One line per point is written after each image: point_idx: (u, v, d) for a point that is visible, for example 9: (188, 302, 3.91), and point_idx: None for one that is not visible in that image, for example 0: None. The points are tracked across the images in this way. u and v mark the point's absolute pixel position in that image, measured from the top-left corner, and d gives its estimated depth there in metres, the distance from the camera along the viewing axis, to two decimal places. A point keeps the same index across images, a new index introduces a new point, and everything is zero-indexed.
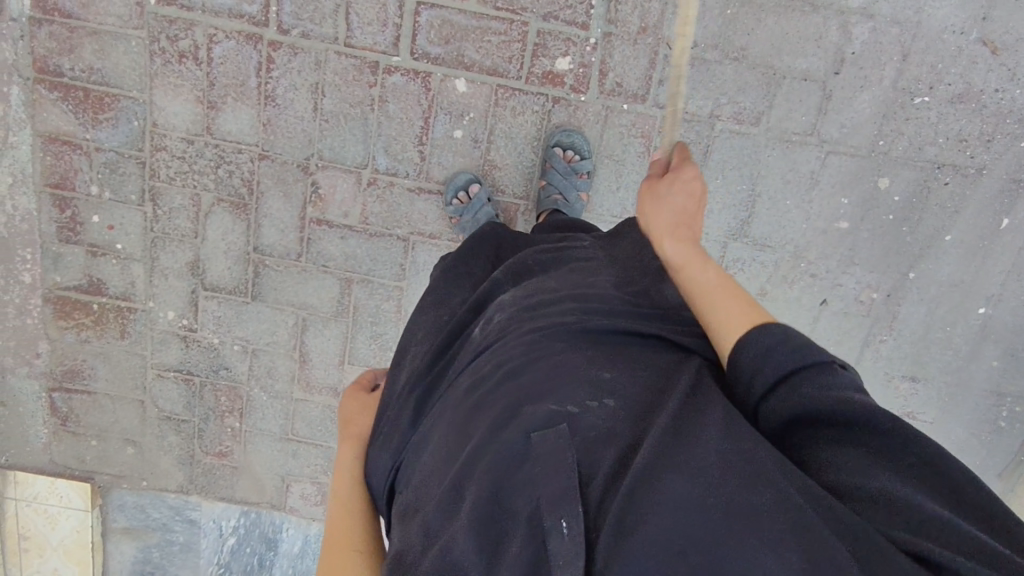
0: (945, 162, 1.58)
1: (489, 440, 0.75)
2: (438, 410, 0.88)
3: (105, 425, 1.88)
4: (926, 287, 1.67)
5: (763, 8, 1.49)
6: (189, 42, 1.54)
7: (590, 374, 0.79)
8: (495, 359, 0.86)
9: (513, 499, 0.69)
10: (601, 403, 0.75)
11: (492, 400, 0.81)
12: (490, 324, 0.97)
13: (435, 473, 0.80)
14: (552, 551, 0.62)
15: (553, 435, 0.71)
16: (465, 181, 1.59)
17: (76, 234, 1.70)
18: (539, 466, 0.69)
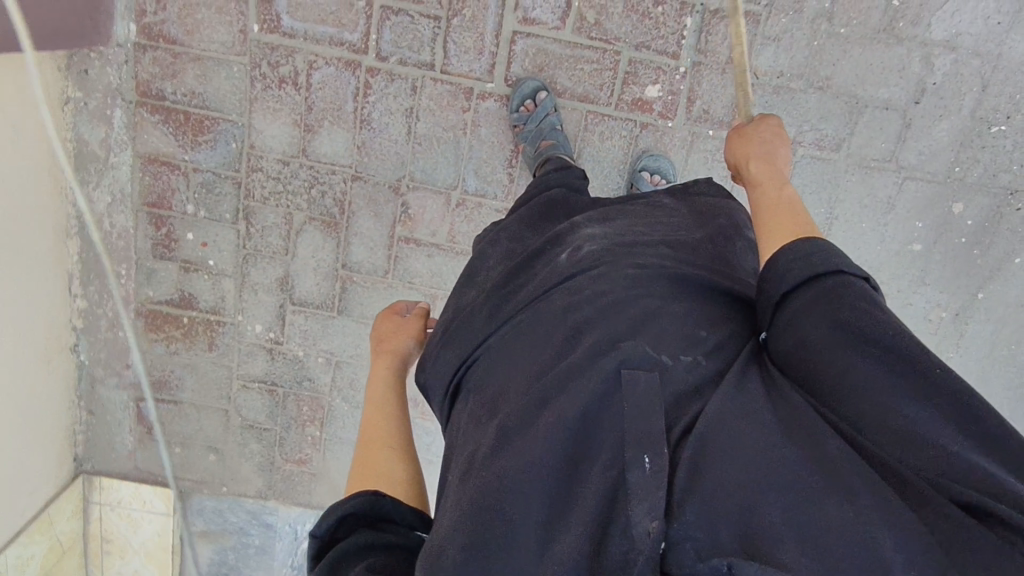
0: (1017, 189, 1.64)
1: (585, 368, 0.81)
2: (526, 327, 0.93)
3: (189, 433, 1.94)
4: (995, 307, 1.73)
5: (848, 40, 1.53)
6: (289, 68, 1.59)
7: (688, 328, 0.86)
8: (596, 288, 0.93)
9: (600, 432, 0.76)
10: (693, 358, 0.82)
11: (589, 335, 0.87)
12: (579, 251, 1.01)
13: (520, 388, 0.86)
14: (632, 480, 0.69)
15: (646, 377, 0.79)
16: (532, 88, 1.57)
17: (170, 250, 1.74)
18: (629, 401, 0.76)
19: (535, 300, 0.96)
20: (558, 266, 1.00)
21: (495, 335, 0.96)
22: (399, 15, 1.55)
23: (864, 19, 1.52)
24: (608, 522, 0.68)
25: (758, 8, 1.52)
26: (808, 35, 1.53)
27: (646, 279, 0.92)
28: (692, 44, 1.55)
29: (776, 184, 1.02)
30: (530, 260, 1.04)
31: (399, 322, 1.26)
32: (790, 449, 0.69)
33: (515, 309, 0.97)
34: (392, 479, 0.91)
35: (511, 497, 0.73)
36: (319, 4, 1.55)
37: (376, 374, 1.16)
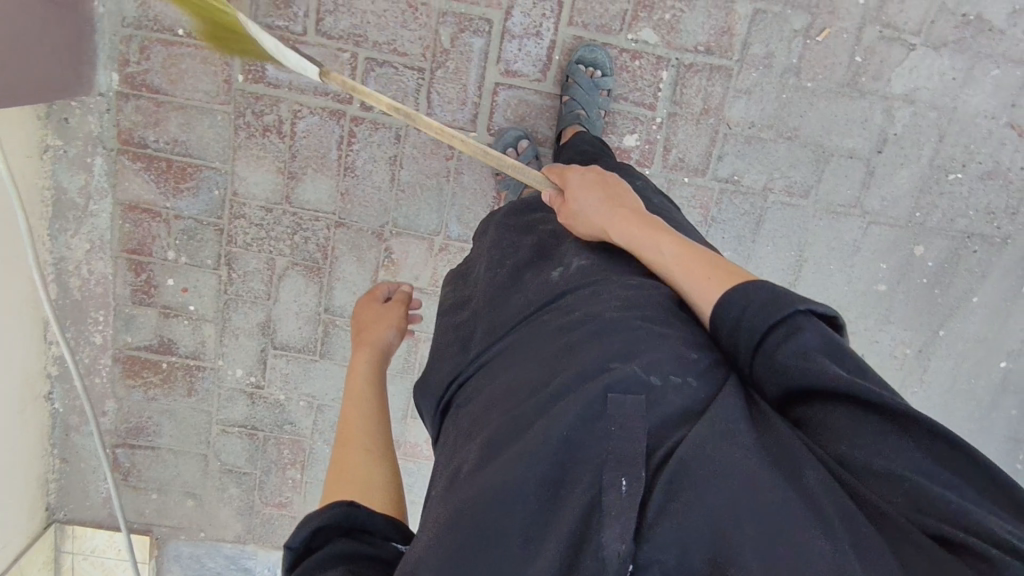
0: (974, 232, 1.72)
1: (573, 384, 0.84)
2: (516, 342, 0.97)
3: (166, 479, 1.90)
4: (955, 343, 1.81)
5: (814, 93, 1.61)
6: (274, 118, 1.61)
7: (681, 348, 0.86)
8: (586, 306, 0.95)
9: (584, 452, 0.77)
10: (684, 380, 0.82)
11: (584, 348, 0.88)
12: (567, 266, 1.06)
13: (502, 401, 0.89)
14: (608, 501, 0.72)
15: (635, 401, 0.79)
16: (514, 137, 1.59)
17: (149, 296, 1.73)
18: (616, 427, 0.77)
19: (529, 316, 1.00)
20: (549, 284, 1.04)
21: (494, 353, 0.98)
22: (384, 66, 1.57)
23: (829, 74, 1.60)
24: (582, 539, 0.71)
25: (729, 63, 1.58)
26: (777, 88, 1.60)
27: (636, 304, 0.93)
28: (668, 95, 1.60)
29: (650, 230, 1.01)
30: (518, 278, 1.08)
31: (381, 310, 1.29)
32: (759, 465, 0.71)
33: (508, 325, 1.01)
34: (373, 483, 0.89)
35: (494, 515, 0.75)
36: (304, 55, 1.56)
37: (358, 365, 1.16)
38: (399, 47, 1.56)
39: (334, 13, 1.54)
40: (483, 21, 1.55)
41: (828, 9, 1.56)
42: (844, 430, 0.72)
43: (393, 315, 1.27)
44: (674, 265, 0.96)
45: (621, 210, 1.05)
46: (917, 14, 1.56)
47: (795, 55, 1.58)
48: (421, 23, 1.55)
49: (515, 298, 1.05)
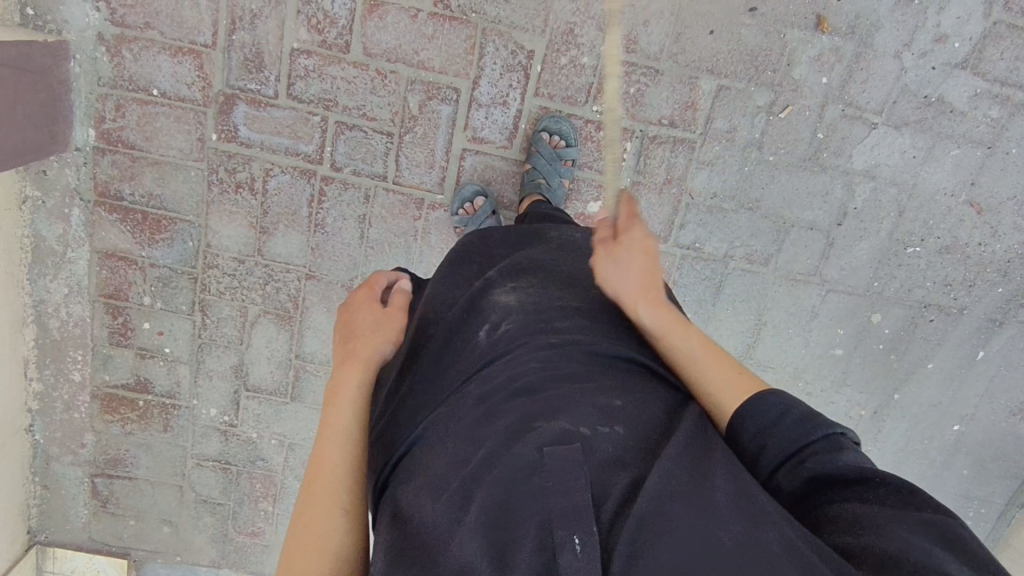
0: (932, 302, 1.76)
1: (502, 450, 0.82)
2: (447, 411, 0.93)
3: (143, 507, 1.97)
4: (909, 406, 1.86)
5: (776, 166, 1.64)
6: (246, 175, 1.65)
7: (599, 400, 0.87)
8: (510, 371, 0.93)
9: (522, 512, 0.74)
10: (611, 429, 0.83)
11: (509, 411, 0.87)
12: (497, 330, 1.03)
13: (441, 473, 0.84)
14: (563, 566, 0.67)
15: (566, 449, 0.77)
16: (471, 191, 1.63)
17: (127, 338, 1.79)
18: (550, 479, 0.75)
19: (457, 390, 0.96)
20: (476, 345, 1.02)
21: (428, 413, 0.95)
22: (353, 130, 1.61)
23: (791, 149, 1.62)
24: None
25: (693, 136, 1.61)
26: (740, 160, 1.63)
27: (560, 360, 0.94)
28: (632, 166, 1.64)
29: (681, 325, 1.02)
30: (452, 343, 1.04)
31: (377, 318, 1.04)
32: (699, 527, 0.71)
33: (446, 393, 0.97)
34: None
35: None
36: (276, 117, 1.60)
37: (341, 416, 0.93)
38: (369, 112, 1.60)
39: (305, 78, 1.57)
40: (451, 90, 1.58)
41: (792, 87, 1.58)
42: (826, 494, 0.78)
43: (390, 327, 1.03)
44: (700, 360, 0.97)
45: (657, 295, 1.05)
46: (878, 94, 1.58)
47: (757, 130, 1.61)
48: (390, 90, 1.58)
49: (445, 358, 1.03)
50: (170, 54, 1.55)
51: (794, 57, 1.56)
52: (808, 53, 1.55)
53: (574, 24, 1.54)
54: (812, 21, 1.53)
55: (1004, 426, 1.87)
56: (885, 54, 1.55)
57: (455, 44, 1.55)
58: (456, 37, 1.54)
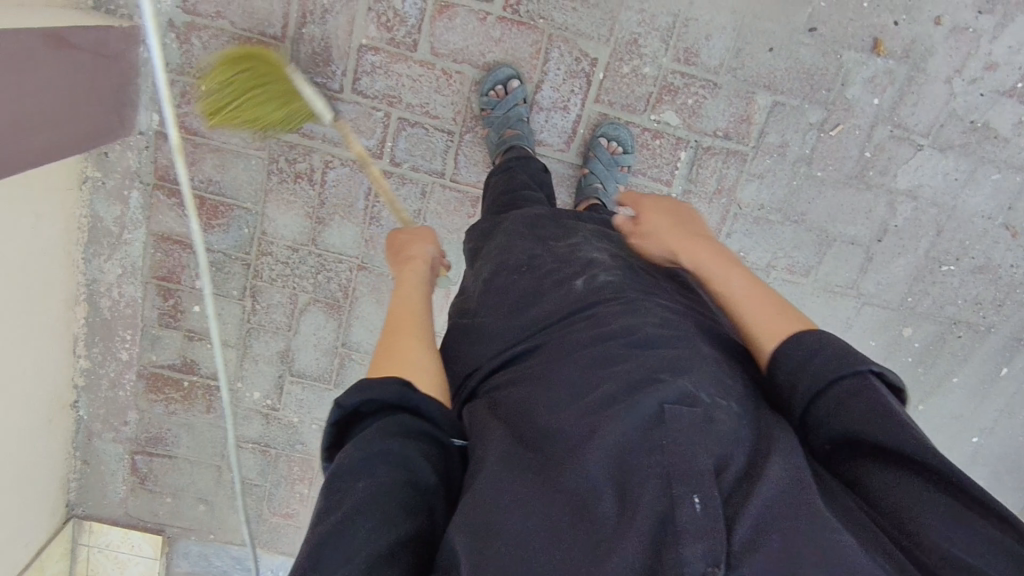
0: (961, 319, 1.82)
1: (621, 398, 0.84)
2: (555, 346, 0.96)
3: (181, 485, 2.01)
4: (931, 417, 1.93)
5: (823, 182, 1.69)
6: (306, 166, 1.68)
7: (716, 372, 0.89)
8: (622, 324, 0.96)
9: (640, 465, 0.75)
10: (728, 404, 0.84)
11: (624, 361, 0.90)
12: (594, 280, 1.06)
13: (552, 399, 0.88)
14: (684, 520, 0.68)
15: (689, 414, 0.79)
16: (505, 75, 1.58)
17: (176, 320, 1.82)
18: (672, 438, 0.76)
19: (562, 326, 1.00)
20: (574, 295, 1.05)
21: (531, 359, 0.97)
22: (415, 127, 1.64)
23: (839, 165, 1.67)
24: (658, 552, 0.67)
25: (745, 149, 1.66)
26: (789, 174, 1.68)
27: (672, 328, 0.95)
28: (684, 174, 1.68)
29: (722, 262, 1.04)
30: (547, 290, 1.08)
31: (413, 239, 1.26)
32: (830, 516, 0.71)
33: (548, 331, 1.01)
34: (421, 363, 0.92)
35: (574, 516, 0.74)
36: (342, 111, 1.61)
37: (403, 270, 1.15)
38: (430, 110, 1.63)
39: (371, 74, 1.59)
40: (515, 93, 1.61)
41: (844, 107, 1.63)
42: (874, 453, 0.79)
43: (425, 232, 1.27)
44: (740, 296, 1.00)
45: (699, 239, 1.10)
46: (928, 117, 1.63)
47: (808, 146, 1.66)
48: (454, 90, 1.61)
49: (534, 308, 1.05)
50: (239, 43, 1.57)
51: (849, 78, 1.60)
52: (862, 75, 1.60)
53: (638, 34, 1.57)
54: (869, 43, 1.58)
55: (1019, 439, 1.95)
56: (937, 79, 1.60)
57: (521, 48, 1.58)
58: (523, 42, 1.58)
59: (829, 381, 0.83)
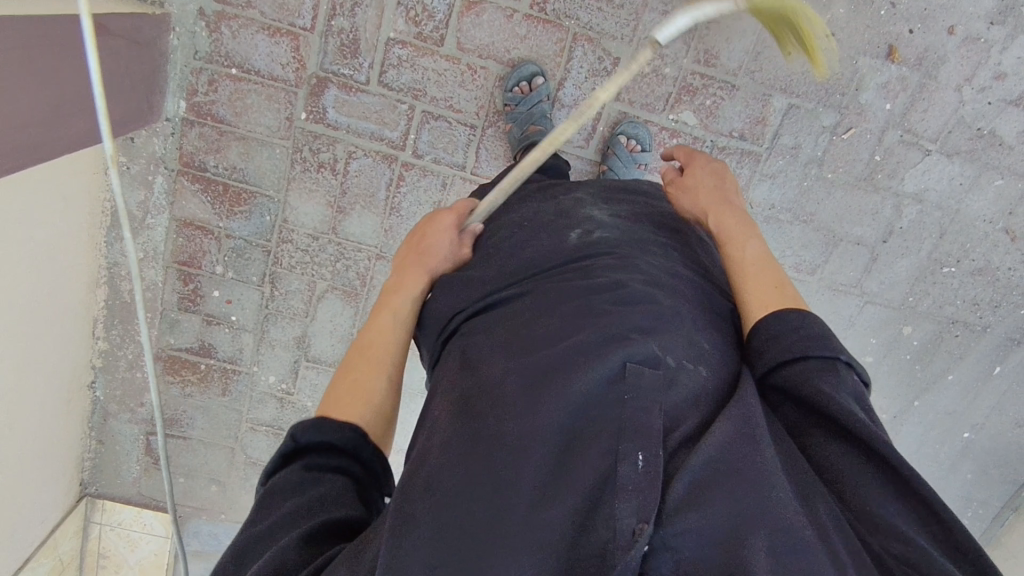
0: (958, 319, 1.88)
1: (593, 348, 0.88)
2: (534, 301, 1.01)
3: (195, 466, 2.04)
4: (926, 413, 2.00)
5: (833, 184, 1.74)
6: (329, 155, 1.70)
7: (692, 337, 0.93)
8: (610, 279, 1.00)
9: (596, 419, 0.80)
10: (696, 369, 0.89)
11: (605, 313, 0.94)
12: (589, 235, 1.12)
13: (523, 352, 0.92)
14: (622, 474, 0.73)
15: (650, 373, 0.84)
16: (530, 72, 1.62)
17: (195, 304, 1.84)
18: (631, 394, 0.81)
19: (545, 282, 1.04)
20: (569, 246, 1.11)
21: (513, 305, 1.02)
22: (439, 120, 1.68)
23: (850, 168, 1.72)
24: (592, 510, 0.72)
25: (759, 150, 1.70)
26: (800, 175, 1.73)
27: (659, 289, 1.00)
28: None
29: (740, 244, 1.12)
30: (531, 243, 1.12)
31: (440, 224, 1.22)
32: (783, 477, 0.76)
33: (531, 283, 1.05)
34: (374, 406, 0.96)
35: (517, 461, 0.78)
36: (365, 102, 1.66)
37: (403, 271, 1.16)
38: (455, 104, 1.67)
39: (397, 68, 1.63)
40: None
41: (857, 112, 1.68)
42: (836, 438, 0.82)
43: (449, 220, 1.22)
44: (748, 272, 1.07)
45: (723, 216, 1.18)
46: (936, 124, 1.69)
47: (820, 149, 1.71)
48: (478, 85, 1.66)
49: (523, 259, 1.10)
50: (268, 34, 1.60)
51: (863, 83, 1.65)
52: (877, 80, 1.65)
53: None
54: (884, 50, 1.63)
55: (1009, 435, 2.02)
56: (948, 87, 1.66)
57: (545, 45, 1.63)
58: (547, 40, 1.62)
59: (797, 357, 0.89)
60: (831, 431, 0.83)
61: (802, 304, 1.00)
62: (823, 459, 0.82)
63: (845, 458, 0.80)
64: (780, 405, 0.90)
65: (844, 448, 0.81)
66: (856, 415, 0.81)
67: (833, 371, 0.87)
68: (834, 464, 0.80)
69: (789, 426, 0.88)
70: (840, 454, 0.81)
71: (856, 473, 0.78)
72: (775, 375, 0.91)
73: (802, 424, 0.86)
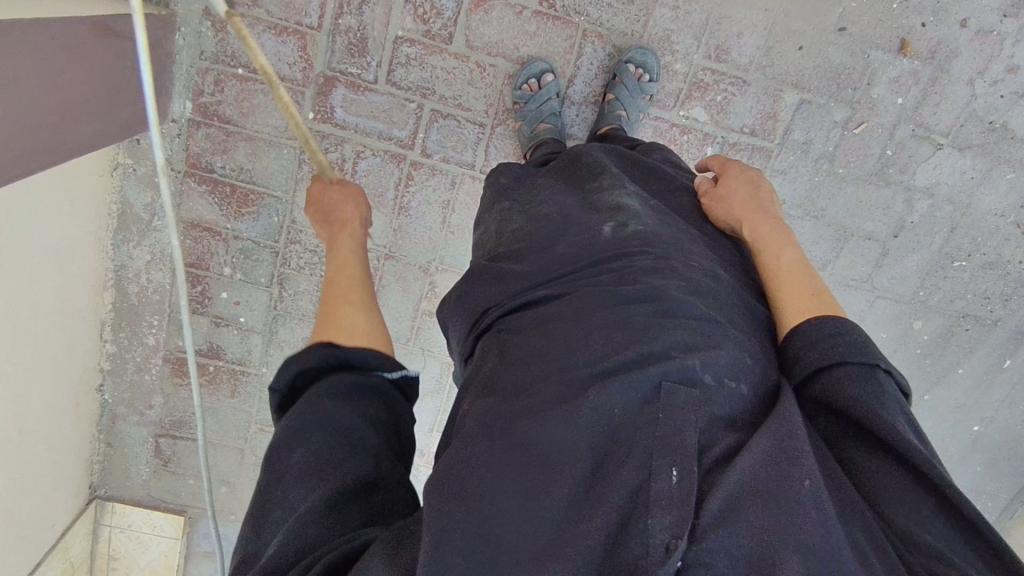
0: (969, 313, 1.88)
1: (627, 364, 0.86)
2: (563, 305, 0.99)
3: (204, 467, 2.03)
4: (936, 407, 2.00)
5: (845, 179, 1.73)
6: (337, 156, 1.66)
7: (734, 353, 0.91)
8: (646, 285, 0.97)
9: (631, 436, 0.78)
10: (738, 387, 0.87)
11: (638, 325, 0.92)
12: (622, 230, 1.08)
13: (554, 360, 0.90)
14: (655, 490, 0.72)
15: (686, 392, 0.82)
16: (540, 69, 1.60)
17: (203, 306, 1.83)
18: (665, 414, 0.79)
19: (576, 286, 1.02)
20: (602, 242, 1.08)
21: (544, 310, 0.99)
22: (448, 118, 1.66)
23: (861, 163, 1.71)
24: (624, 526, 0.71)
25: (771, 145, 1.69)
26: (811, 171, 1.72)
27: (696, 299, 0.97)
28: None
29: (775, 248, 1.12)
30: (559, 249, 1.10)
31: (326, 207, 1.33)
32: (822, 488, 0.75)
33: (564, 287, 1.03)
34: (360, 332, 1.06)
35: (546, 478, 0.77)
36: (373, 102, 1.64)
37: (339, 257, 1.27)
38: (464, 103, 1.66)
39: (405, 66, 1.61)
40: None
41: (869, 106, 1.66)
42: (873, 450, 0.82)
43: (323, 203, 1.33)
44: (784, 277, 1.07)
45: (758, 216, 1.17)
46: (948, 117, 1.68)
47: (832, 144, 1.70)
48: (487, 83, 1.64)
49: (558, 260, 1.08)
50: (275, 33, 1.57)
51: (875, 77, 1.64)
52: (889, 74, 1.64)
53: (671, 31, 1.61)
54: (896, 44, 1.61)
55: (1019, 428, 2.02)
56: (960, 80, 1.65)
57: (555, 42, 1.61)
58: (558, 36, 1.61)
59: (835, 363, 0.89)
60: (870, 441, 0.83)
61: (840, 311, 1.00)
62: (859, 470, 0.81)
63: (883, 470, 0.79)
64: (817, 414, 0.90)
65: (881, 460, 0.80)
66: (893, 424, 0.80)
67: (873, 379, 0.86)
68: (871, 476, 0.80)
69: (826, 435, 0.88)
70: (879, 467, 0.80)
71: (893, 486, 0.78)
72: (813, 383, 0.91)
73: (839, 434, 0.86)
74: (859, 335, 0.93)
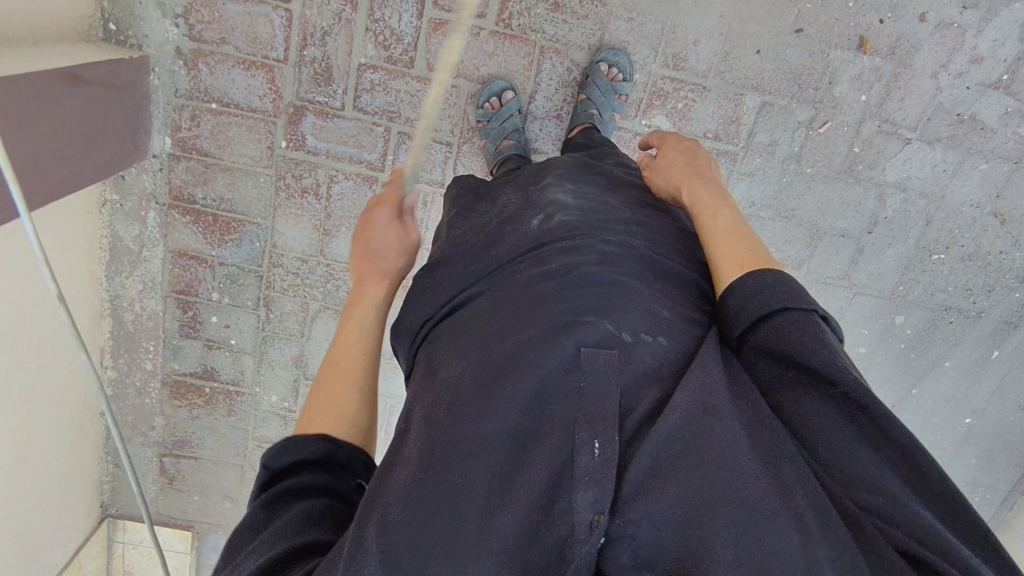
0: (952, 306, 1.87)
1: (549, 337, 0.90)
2: (491, 295, 1.03)
3: (208, 483, 2.11)
4: (925, 401, 1.99)
5: (813, 178, 1.73)
6: (312, 180, 1.75)
7: (651, 307, 0.95)
8: (566, 261, 1.03)
9: (554, 412, 0.82)
10: (656, 340, 0.91)
11: (560, 301, 0.96)
12: (549, 219, 1.13)
13: (477, 358, 0.93)
14: (579, 465, 0.75)
15: (606, 356, 0.86)
16: (500, 87, 1.64)
17: (195, 330, 1.90)
18: (586, 382, 0.84)
19: (502, 276, 1.07)
20: (533, 233, 1.12)
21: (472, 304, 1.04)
22: (415, 140, 1.71)
23: (828, 162, 1.72)
24: (549, 506, 0.74)
25: (735, 149, 1.71)
26: (778, 173, 1.73)
27: (611, 268, 1.02)
28: None
29: (713, 212, 1.14)
30: (491, 245, 1.14)
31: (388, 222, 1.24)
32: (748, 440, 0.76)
33: (493, 282, 1.07)
34: (350, 415, 0.95)
35: (464, 470, 0.80)
36: (341, 127, 1.70)
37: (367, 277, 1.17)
38: (429, 123, 1.70)
39: (370, 92, 1.67)
40: None
41: (832, 105, 1.67)
42: (814, 393, 0.81)
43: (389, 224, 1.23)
44: (721, 234, 1.09)
45: (700, 186, 1.20)
46: (915, 112, 1.67)
47: (797, 144, 1.70)
48: (450, 103, 1.68)
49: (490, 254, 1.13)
50: (243, 68, 1.64)
51: (836, 76, 1.64)
52: (849, 72, 1.64)
53: (628, 42, 1.63)
54: (855, 42, 1.62)
55: (1012, 418, 1.99)
56: (923, 74, 1.64)
57: (514, 61, 1.65)
58: (516, 54, 1.64)
59: (781, 308, 0.89)
60: (808, 383, 0.82)
61: (774, 265, 1.00)
62: (791, 416, 0.81)
63: (823, 413, 0.78)
64: (754, 361, 0.89)
65: (820, 403, 0.79)
66: (837, 366, 0.80)
67: (814, 324, 0.86)
68: (810, 420, 0.79)
69: (761, 383, 0.87)
70: (819, 410, 0.79)
71: (835, 427, 0.77)
72: (754, 333, 0.90)
73: (777, 380, 0.85)
74: (790, 284, 0.93)
